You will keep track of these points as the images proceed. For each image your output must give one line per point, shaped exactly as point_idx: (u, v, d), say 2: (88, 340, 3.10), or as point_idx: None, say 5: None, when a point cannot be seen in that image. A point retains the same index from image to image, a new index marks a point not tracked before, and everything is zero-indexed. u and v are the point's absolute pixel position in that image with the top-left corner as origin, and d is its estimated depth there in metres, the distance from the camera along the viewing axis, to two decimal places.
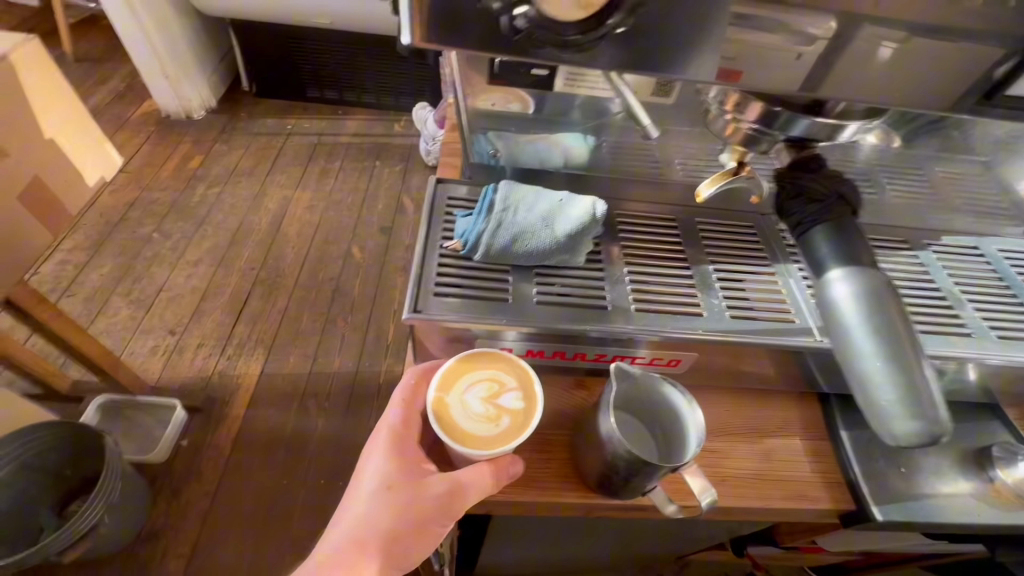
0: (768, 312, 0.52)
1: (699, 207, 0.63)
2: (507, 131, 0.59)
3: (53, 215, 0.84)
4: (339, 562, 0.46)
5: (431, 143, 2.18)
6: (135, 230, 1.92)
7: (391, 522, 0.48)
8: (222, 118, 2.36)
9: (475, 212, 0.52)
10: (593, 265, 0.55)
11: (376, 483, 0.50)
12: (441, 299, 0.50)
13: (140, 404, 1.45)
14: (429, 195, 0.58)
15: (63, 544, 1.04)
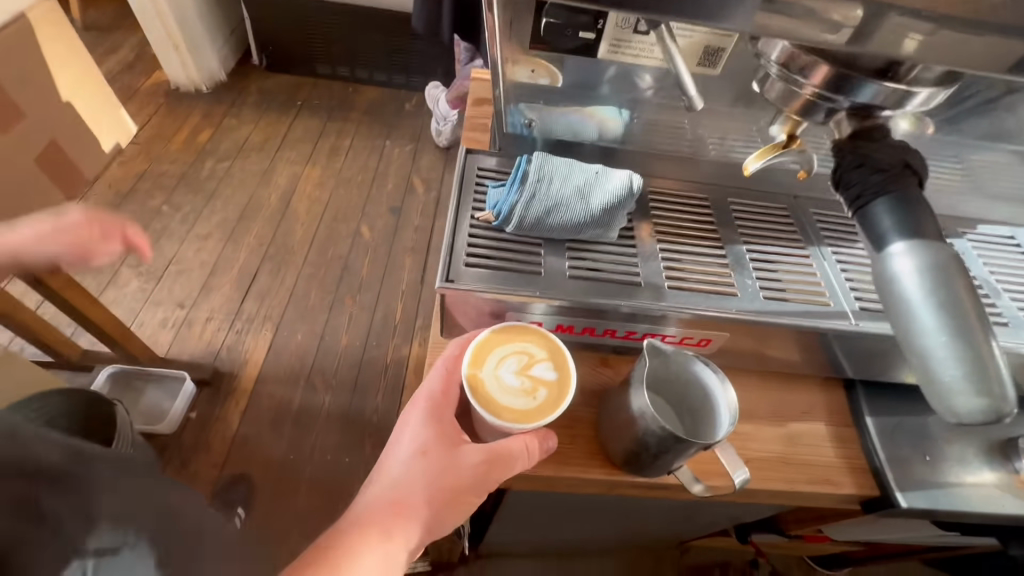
0: (801, 294, 0.52)
1: (731, 188, 0.62)
2: (541, 102, 0.58)
3: None
4: (369, 524, 0.45)
5: (443, 123, 2.16)
6: (144, 202, 1.91)
7: (426, 490, 0.47)
8: (232, 91, 2.33)
9: (508, 183, 0.52)
10: (625, 241, 0.54)
11: (412, 448, 0.49)
12: (473, 270, 0.49)
13: (150, 375, 1.47)
14: (459, 165, 0.58)
15: None
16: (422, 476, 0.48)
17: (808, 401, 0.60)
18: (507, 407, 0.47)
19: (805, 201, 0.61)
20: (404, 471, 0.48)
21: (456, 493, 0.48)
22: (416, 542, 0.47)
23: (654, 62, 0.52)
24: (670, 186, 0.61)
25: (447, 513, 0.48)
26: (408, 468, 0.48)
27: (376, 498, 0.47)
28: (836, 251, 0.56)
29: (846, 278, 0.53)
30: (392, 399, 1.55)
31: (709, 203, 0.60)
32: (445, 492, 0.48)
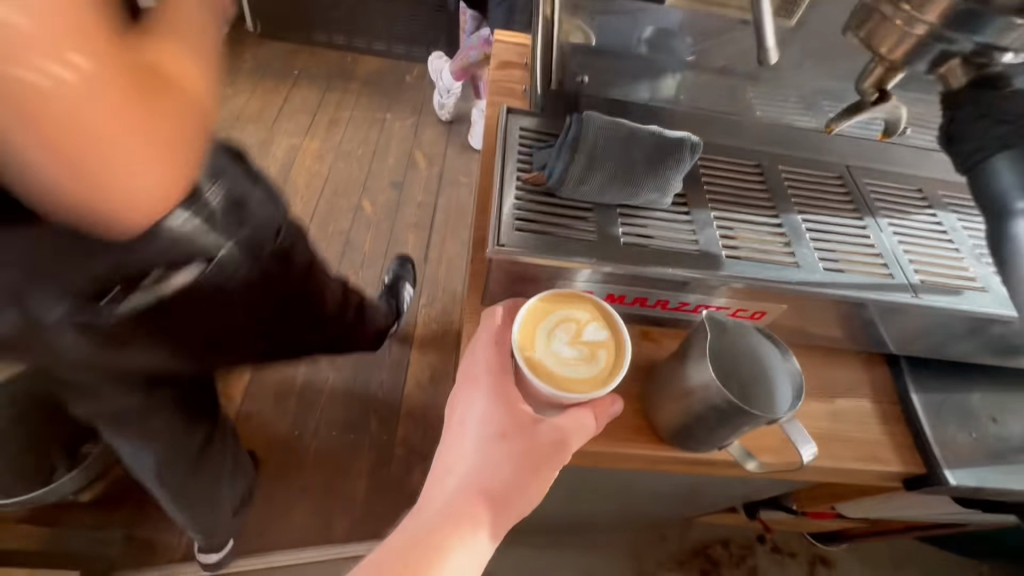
0: (860, 266, 0.51)
1: (781, 155, 0.60)
2: (598, 62, 0.59)
3: None
4: (465, 515, 0.44)
5: (446, 96, 2.10)
6: None
7: (511, 470, 0.46)
8: (224, 58, 2.25)
9: (560, 144, 0.49)
10: (679, 208, 0.53)
11: (485, 430, 0.47)
12: (524, 235, 0.48)
13: None
14: (501, 128, 0.56)
15: (79, 483, 1.06)
16: (492, 462, 0.46)
17: (848, 377, 0.59)
18: (577, 380, 0.47)
19: (857, 170, 0.59)
20: (472, 460, 0.46)
21: (528, 473, 0.46)
22: (495, 532, 0.44)
23: (731, 12, 0.53)
24: (720, 149, 0.58)
25: (522, 497, 0.46)
26: (476, 456, 0.46)
27: (451, 499, 0.45)
28: (893, 222, 0.54)
29: (905, 250, 0.52)
30: (398, 376, 1.53)
31: (760, 169, 0.57)
32: (529, 468, 0.46)
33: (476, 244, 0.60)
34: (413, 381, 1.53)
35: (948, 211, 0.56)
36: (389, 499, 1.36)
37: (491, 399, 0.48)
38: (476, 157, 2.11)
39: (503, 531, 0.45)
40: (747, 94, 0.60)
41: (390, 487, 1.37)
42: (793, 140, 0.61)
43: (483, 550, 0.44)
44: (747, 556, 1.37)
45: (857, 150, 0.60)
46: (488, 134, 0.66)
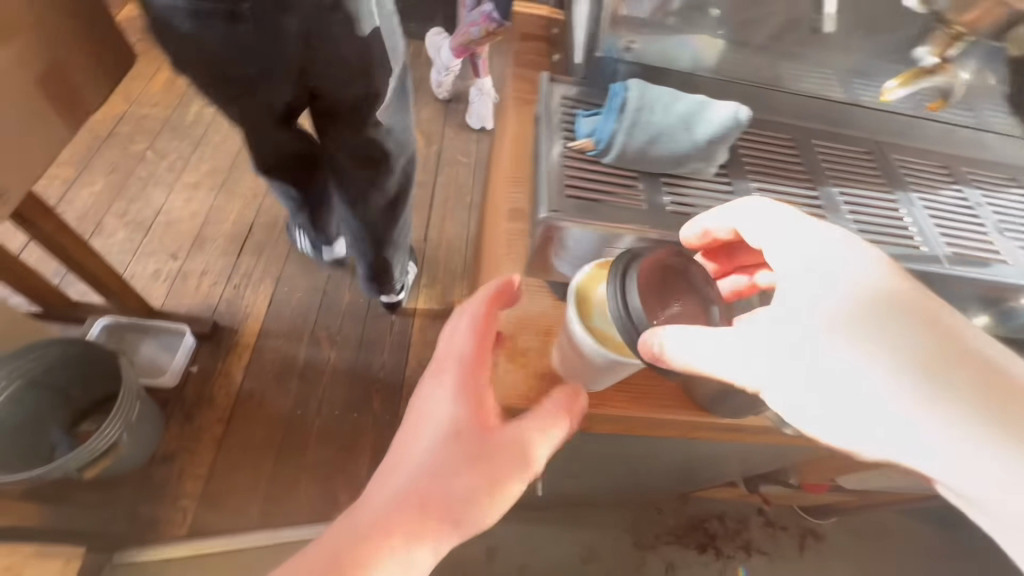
0: (895, 237, 0.52)
1: (815, 129, 0.60)
2: (638, 27, 0.57)
3: (70, 107, 0.80)
4: (403, 522, 0.42)
5: (444, 74, 2.06)
6: (126, 146, 1.79)
7: (460, 473, 0.44)
8: None
9: (606, 111, 0.50)
10: (721, 178, 0.54)
11: (440, 430, 0.47)
12: (573, 200, 0.49)
13: (147, 328, 1.40)
14: (541, 96, 0.57)
15: (82, 461, 1.04)
16: (441, 464, 0.45)
17: None
18: None
19: (886, 145, 0.61)
20: (422, 459, 0.46)
21: (482, 485, 0.45)
22: (432, 545, 0.43)
23: None
24: (757, 123, 0.59)
25: (472, 511, 0.44)
26: (430, 456, 0.46)
27: (390, 508, 0.43)
28: (922, 195, 0.55)
29: (935, 223, 0.53)
30: (400, 355, 1.53)
31: (795, 143, 0.59)
32: (480, 474, 0.45)
33: (505, 214, 0.60)
34: (415, 361, 1.53)
35: (972, 186, 0.58)
36: None
37: (457, 395, 0.48)
38: (475, 137, 2.08)
39: (440, 549, 0.44)
40: (778, 69, 0.61)
41: None
42: (826, 115, 0.61)
43: (416, 564, 0.42)
44: (741, 530, 1.41)
45: (886, 126, 0.61)
46: (516, 106, 0.65)
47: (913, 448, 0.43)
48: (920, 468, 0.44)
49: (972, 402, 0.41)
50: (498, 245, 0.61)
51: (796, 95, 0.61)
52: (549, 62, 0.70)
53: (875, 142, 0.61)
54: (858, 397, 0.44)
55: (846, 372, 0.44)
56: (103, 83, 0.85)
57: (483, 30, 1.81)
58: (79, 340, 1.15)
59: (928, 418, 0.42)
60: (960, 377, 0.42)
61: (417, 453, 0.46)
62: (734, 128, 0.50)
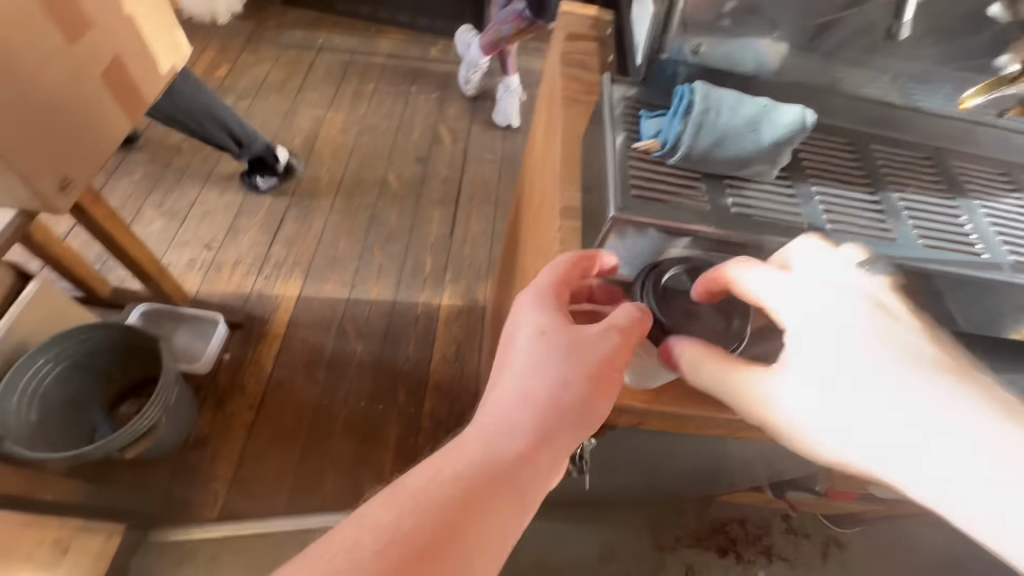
0: (957, 246, 0.52)
1: (872, 133, 0.61)
2: (700, 29, 0.57)
3: (130, 101, 0.83)
4: (517, 432, 0.40)
5: (472, 71, 2.07)
6: (165, 138, 1.84)
7: (565, 377, 0.43)
8: (249, 27, 2.24)
9: (671, 113, 0.51)
10: (782, 182, 0.54)
11: (532, 343, 0.44)
12: (638, 199, 0.50)
13: (183, 316, 1.44)
14: (603, 95, 0.58)
15: (125, 441, 1.07)
16: (543, 379, 0.42)
17: None
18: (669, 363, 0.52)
19: (946, 153, 0.60)
20: (521, 375, 0.43)
21: (591, 389, 0.43)
22: (557, 452, 0.41)
23: None
24: (815, 126, 0.59)
25: (587, 408, 0.43)
26: (529, 372, 0.43)
27: (498, 425, 0.41)
28: (984, 204, 0.55)
29: (998, 232, 0.53)
30: (425, 349, 1.56)
31: (853, 147, 0.59)
32: (585, 372, 0.43)
33: (555, 212, 0.61)
34: (438, 356, 1.55)
35: None
36: None
37: (542, 313, 0.45)
38: (501, 135, 2.09)
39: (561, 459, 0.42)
40: (829, 74, 0.60)
41: (417, 457, 1.39)
42: (884, 118, 0.61)
43: (544, 476, 0.40)
44: (763, 535, 1.40)
45: (945, 133, 0.61)
46: (566, 106, 0.66)
47: (971, 483, 0.34)
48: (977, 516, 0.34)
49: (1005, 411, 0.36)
50: (546, 243, 0.62)
51: (853, 100, 0.60)
52: (597, 62, 0.71)
53: (935, 147, 0.61)
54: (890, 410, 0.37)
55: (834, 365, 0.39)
56: (161, 77, 0.88)
57: (512, 28, 1.84)
58: (120, 325, 1.18)
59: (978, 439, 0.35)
60: (984, 391, 0.37)
61: (515, 372, 0.43)
62: (795, 137, 0.50)
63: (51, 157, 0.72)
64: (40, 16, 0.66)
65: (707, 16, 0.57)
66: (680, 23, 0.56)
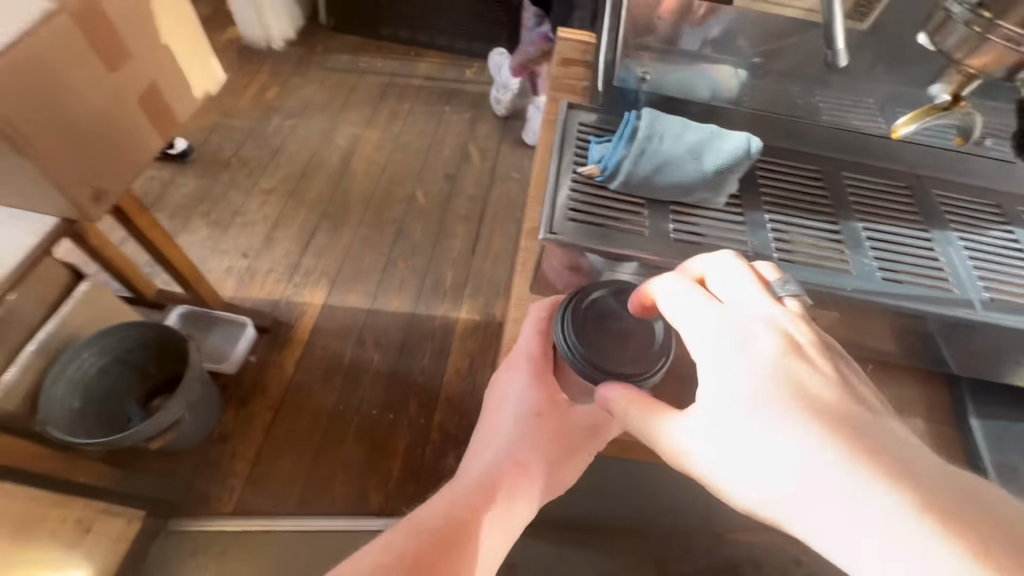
0: (923, 278, 0.61)
1: (845, 162, 0.72)
2: (659, 60, 0.70)
3: (163, 119, 0.91)
4: (506, 482, 0.53)
5: (503, 92, 2.13)
6: (216, 154, 2.00)
7: (546, 446, 0.55)
8: (299, 51, 2.41)
9: (616, 142, 0.62)
10: (730, 208, 0.65)
11: (523, 410, 0.56)
12: (573, 223, 0.59)
13: (216, 318, 1.54)
14: (561, 125, 0.68)
15: (150, 432, 1.16)
16: (530, 445, 0.55)
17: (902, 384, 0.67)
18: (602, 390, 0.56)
19: (926, 181, 0.71)
20: (514, 438, 0.56)
21: (566, 456, 0.57)
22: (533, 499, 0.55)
23: (802, 13, 0.66)
24: (784, 157, 0.71)
25: (558, 469, 0.57)
26: (512, 441, 0.55)
27: (492, 475, 0.53)
28: (961, 238, 0.64)
29: (967, 265, 0.62)
30: (439, 361, 1.59)
31: (822, 176, 0.70)
32: (562, 444, 0.56)
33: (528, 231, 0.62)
34: (451, 369, 1.58)
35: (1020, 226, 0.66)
36: (421, 482, 1.39)
37: (534, 384, 0.56)
38: (528, 154, 2.13)
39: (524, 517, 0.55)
40: (809, 100, 0.72)
41: (424, 467, 1.41)
42: (857, 146, 0.72)
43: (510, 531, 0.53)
44: None
45: (928, 162, 0.71)
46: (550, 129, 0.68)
47: (851, 530, 0.38)
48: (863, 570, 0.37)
49: (865, 450, 0.40)
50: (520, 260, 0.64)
51: (826, 129, 0.72)
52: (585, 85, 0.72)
53: (916, 176, 0.71)
54: (766, 461, 0.42)
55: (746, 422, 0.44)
56: (194, 98, 0.97)
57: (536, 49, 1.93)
58: (155, 323, 1.28)
59: (838, 483, 0.39)
60: (857, 439, 0.40)
61: (502, 438, 0.56)
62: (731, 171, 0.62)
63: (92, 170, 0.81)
64: (87, 48, 0.75)
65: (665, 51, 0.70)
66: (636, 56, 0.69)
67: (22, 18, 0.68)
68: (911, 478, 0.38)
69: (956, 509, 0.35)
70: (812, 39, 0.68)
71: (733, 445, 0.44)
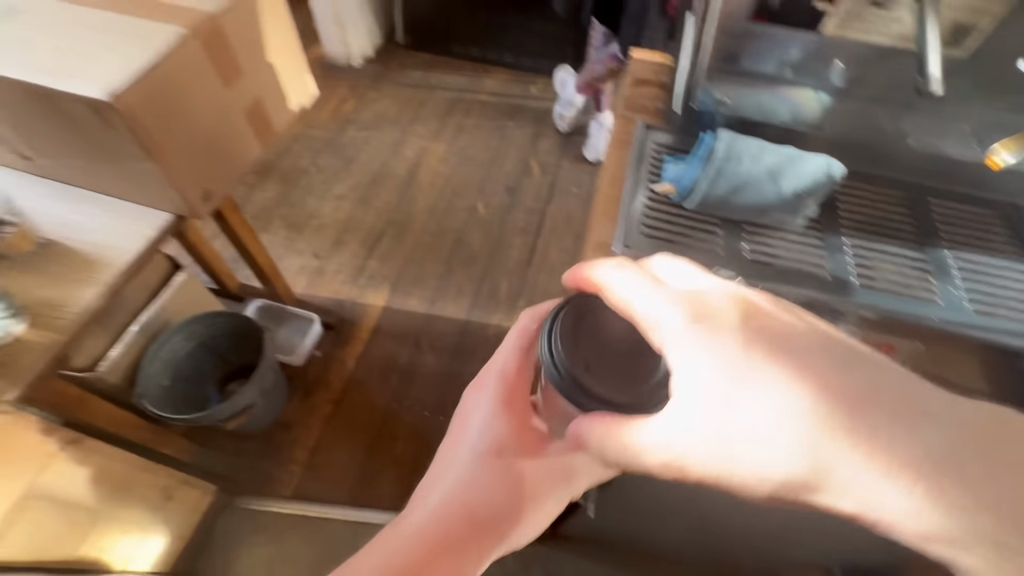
0: (1020, 315, 0.61)
1: (930, 186, 0.73)
2: (733, 82, 0.71)
3: (263, 129, 1.01)
4: (449, 530, 0.48)
5: (567, 108, 2.17)
6: (297, 161, 2.16)
7: (501, 491, 0.51)
8: (376, 68, 2.56)
9: (694, 162, 0.66)
10: (809, 231, 0.67)
11: (483, 444, 0.53)
12: (647, 236, 0.65)
13: (287, 313, 1.66)
14: (637, 139, 0.74)
15: (228, 413, 1.26)
16: (484, 490, 0.51)
17: None
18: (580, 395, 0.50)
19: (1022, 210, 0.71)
20: (469, 480, 0.51)
21: (523, 508, 0.52)
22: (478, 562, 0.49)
23: (897, 37, 0.66)
24: (863, 179, 0.72)
25: (516, 522, 0.51)
26: (466, 482, 0.51)
27: (435, 526, 0.48)
28: None
29: None
30: None
31: (907, 201, 0.71)
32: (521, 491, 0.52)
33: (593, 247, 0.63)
34: None
35: None
36: None
37: (499, 412, 0.54)
38: (588, 170, 2.15)
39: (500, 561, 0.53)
40: (899, 124, 0.71)
41: None
42: (936, 170, 0.73)
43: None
44: None
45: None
46: None
47: (850, 476, 0.43)
48: (857, 506, 0.44)
49: (841, 399, 0.43)
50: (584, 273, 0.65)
51: (912, 152, 0.72)
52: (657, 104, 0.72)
53: (1012, 205, 0.71)
54: (752, 434, 0.44)
55: (730, 411, 0.44)
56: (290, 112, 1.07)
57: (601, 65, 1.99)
58: (239, 314, 1.41)
59: (818, 441, 0.43)
60: (838, 393, 0.43)
61: (454, 476, 0.52)
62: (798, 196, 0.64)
63: (201, 173, 0.90)
64: (207, 67, 0.84)
65: (743, 72, 0.71)
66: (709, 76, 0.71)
67: (160, 39, 0.78)
68: (891, 431, 0.42)
69: (938, 457, 0.41)
70: (907, 65, 0.67)
71: (718, 433, 0.44)
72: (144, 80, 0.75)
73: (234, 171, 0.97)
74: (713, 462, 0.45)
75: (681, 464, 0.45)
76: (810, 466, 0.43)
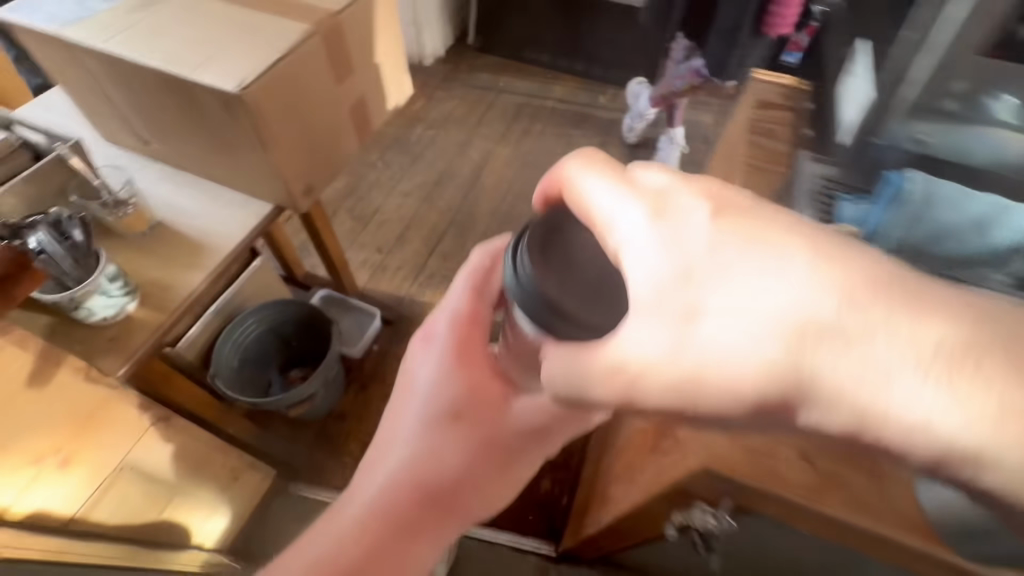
0: None
1: None
2: (936, 121, 0.68)
3: (362, 127, 1.02)
4: (401, 503, 0.52)
5: (638, 121, 2.14)
6: (365, 156, 2.20)
7: (457, 452, 0.54)
8: (446, 68, 2.58)
9: (880, 202, 0.66)
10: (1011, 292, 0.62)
11: (432, 403, 0.56)
12: None
13: (349, 305, 1.67)
14: (802, 171, 0.78)
15: (291, 401, 1.29)
16: (436, 457, 0.54)
17: None
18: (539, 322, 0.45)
19: None
20: (422, 449, 0.54)
21: (483, 461, 0.55)
22: (438, 525, 0.54)
23: None
24: None
25: (479, 480, 0.55)
26: (417, 450, 0.54)
27: (391, 502, 0.52)
28: None
29: None
30: None
31: None
32: (482, 444, 0.55)
33: None
34: None
35: None
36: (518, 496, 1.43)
37: (446, 369, 0.56)
38: None
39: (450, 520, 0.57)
40: None
41: None
42: None
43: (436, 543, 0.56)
44: None
45: None
46: None
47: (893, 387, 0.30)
48: (855, 420, 0.32)
49: (852, 274, 0.32)
50: None
51: None
52: None
53: None
54: (738, 335, 0.34)
55: (698, 302, 0.35)
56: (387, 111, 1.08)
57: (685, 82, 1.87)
58: (307, 304, 1.43)
59: (836, 339, 0.32)
60: (861, 273, 0.32)
61: (405, 441, 0.55)
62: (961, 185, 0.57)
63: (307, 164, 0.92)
64: (323, 62, 0.86)
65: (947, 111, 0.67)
66: (905, 117, 0.69)
67: (286, 35, 0.80)
68: (949, 305, 0.30)
69: (994, 338, 0.29)
70: None
71: (693, 339, 0.35)
72: (272, 73, 0.77)
73: (333, 165, 0.99)
74: (691, 371, 0.35)
75: (644, 386, 0.37)
76: (794, 361, 0.33)
